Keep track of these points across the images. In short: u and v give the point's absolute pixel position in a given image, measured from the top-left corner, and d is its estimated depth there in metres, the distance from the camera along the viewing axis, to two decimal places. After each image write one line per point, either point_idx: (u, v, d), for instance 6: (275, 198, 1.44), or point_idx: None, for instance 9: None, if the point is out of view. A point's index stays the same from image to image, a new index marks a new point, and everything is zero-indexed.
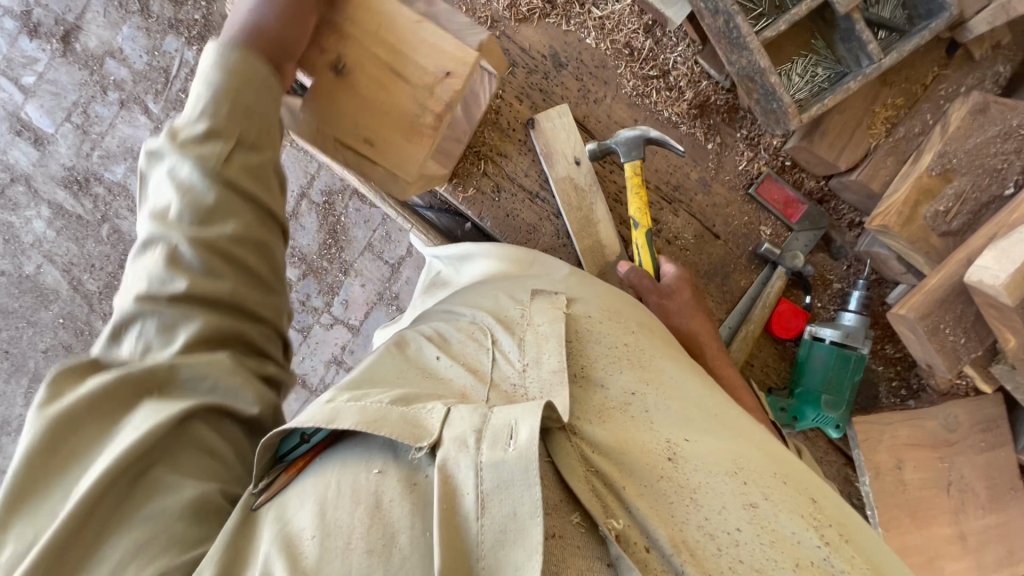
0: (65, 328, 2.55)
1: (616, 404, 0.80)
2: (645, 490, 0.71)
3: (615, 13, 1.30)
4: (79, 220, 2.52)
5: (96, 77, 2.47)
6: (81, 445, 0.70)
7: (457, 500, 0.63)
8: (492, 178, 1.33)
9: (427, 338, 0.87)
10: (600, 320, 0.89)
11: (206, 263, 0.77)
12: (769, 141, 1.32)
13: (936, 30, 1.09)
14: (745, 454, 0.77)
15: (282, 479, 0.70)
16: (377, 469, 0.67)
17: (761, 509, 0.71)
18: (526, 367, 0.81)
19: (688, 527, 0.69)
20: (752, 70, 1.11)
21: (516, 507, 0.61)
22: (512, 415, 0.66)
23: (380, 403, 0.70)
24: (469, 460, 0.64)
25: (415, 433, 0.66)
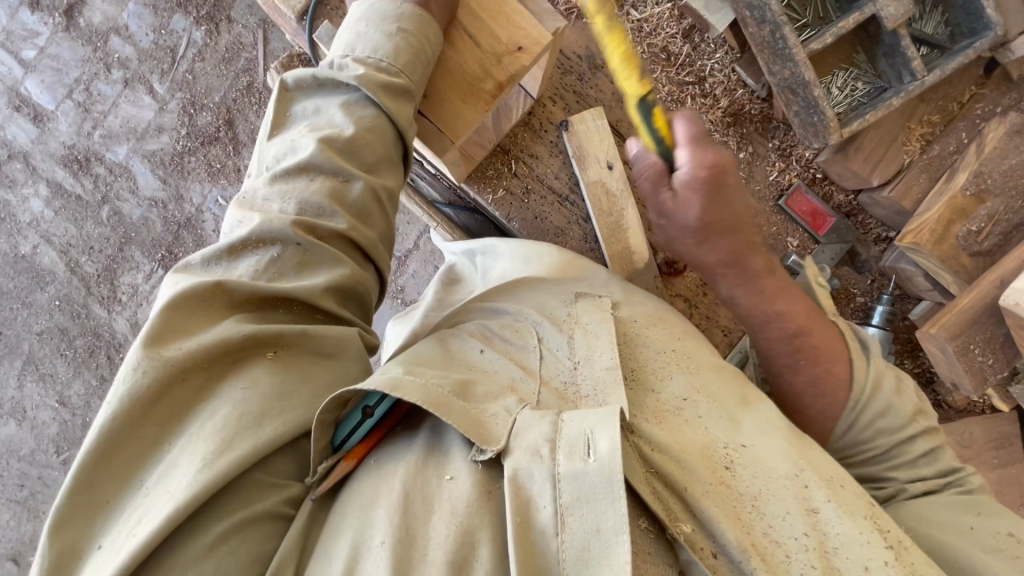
0: (61, 311, 2.49)
1: (669, 410, 0.79)
2: (710, 491, 0.71)
3: (654, 16, 1.29)
4: (78, 200, 2.46)
5: (100, 54, 2.40)
6: (179, 405, 0.66)
7: (531, 515, 0.62)
8: (522, 179, 1.31)
9: (469, 334, 0.85)
10: (647, 326, 0.90)
11: (317, 258, 0.78)
12: (801, 153, 1.31)
13: (979, 50, 1.09)
14: (807, 456, 0.76)
15: (341, 467, 0.69)
16: (448, 476, 0.66)
17: (823, 513, 0.71)
18: (578, 364, 0.80)
19: (755, 530, 0.69)
20: (796, 82, 1.10)
21: (600, 522, 0.60)
22: (586, 424, 0.65)
23: (442, 389, 0.69)
24: (546, 470, 0.63)
25: (483, 434, 0.66)
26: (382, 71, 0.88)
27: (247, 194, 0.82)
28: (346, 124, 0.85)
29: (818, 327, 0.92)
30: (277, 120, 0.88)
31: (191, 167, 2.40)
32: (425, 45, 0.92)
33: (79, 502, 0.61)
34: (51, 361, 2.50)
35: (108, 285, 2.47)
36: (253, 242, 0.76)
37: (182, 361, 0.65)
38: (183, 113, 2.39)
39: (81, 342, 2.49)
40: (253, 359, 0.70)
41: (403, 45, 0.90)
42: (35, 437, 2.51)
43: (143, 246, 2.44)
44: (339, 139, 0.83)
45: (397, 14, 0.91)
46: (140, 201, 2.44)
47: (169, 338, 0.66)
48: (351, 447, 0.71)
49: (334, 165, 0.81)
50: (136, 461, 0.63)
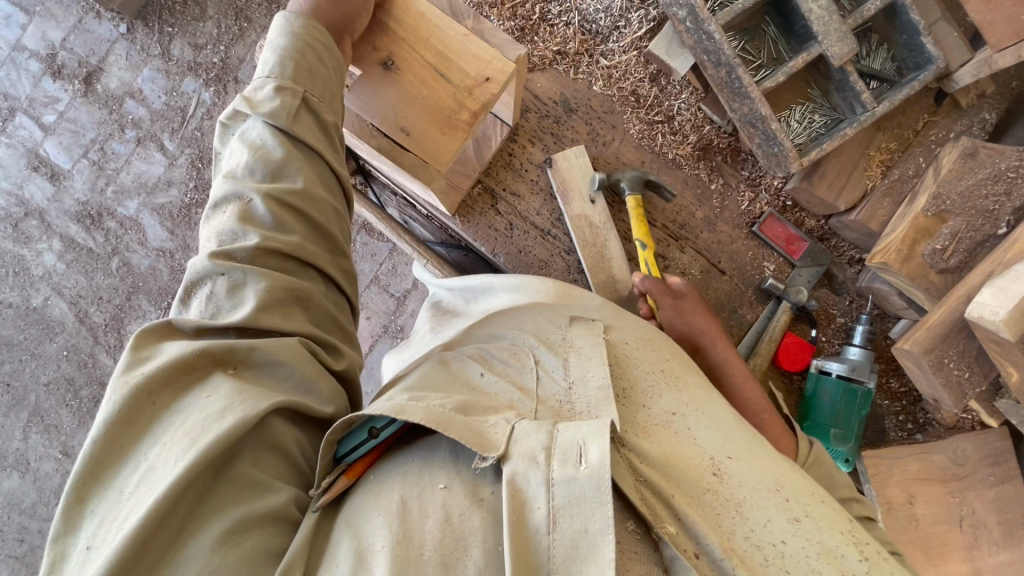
0: (68, 361, 2.55)
1: (658, 425, 0.82)
2: (694, 499, 0.72)
3: (622, 63, 1.38)
4: (89, 253, 2.56)
5: (115, 116, 2.56)
6: (154, 420, 0.70)
7: (525, 515, 0.63)
8: (505, 216, 1.38)
9: (470, 358, 0.89)
10: (638, 347, 0.93)
11: (240, 280, 0.79)
12: (770, 182, 1.38)
13: (925, 81, 1.16)
14: (786, 472, 0.79)
15: (342, 482, 0.73)
16: (442, 484, 0.68)
17: (804, 523, 0.72)
18: (572, 383, 0.83)
19: (736, 534, 0.70)
20: (753, 117, 1.18)
21: (588, 523, 0.62)
22: (579, 435, 0.66)
23: (443, 408, 0.72)
24: (540, 476, 0.64)
25: (482, 441, 0.68)
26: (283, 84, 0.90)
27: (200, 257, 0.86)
28: (247, 159, 0.86)
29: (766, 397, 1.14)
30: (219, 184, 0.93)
31: (198, 218, 2.52)
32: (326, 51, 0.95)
33: (77, 512, 0.66)
34: (56, 411, 2.54)
35: (114, 334, 2.54)
36: (193, 284, 0.79)
37: (148, 378, 0.70)
38: (192, 167, 2.53)
39: (87, 392, 2.54)
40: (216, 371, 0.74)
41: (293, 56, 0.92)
42: (36, 489, 2.52)
43: (150, 295, 2.53)
44: (263, 159, 0.85)
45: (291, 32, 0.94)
46: (148, 252, 2.54)
47: (138, 365, 0.72)
48: (355, 460, 0.74)
49: (235, 189, 0.83)
50: (116, 475, 0.67)
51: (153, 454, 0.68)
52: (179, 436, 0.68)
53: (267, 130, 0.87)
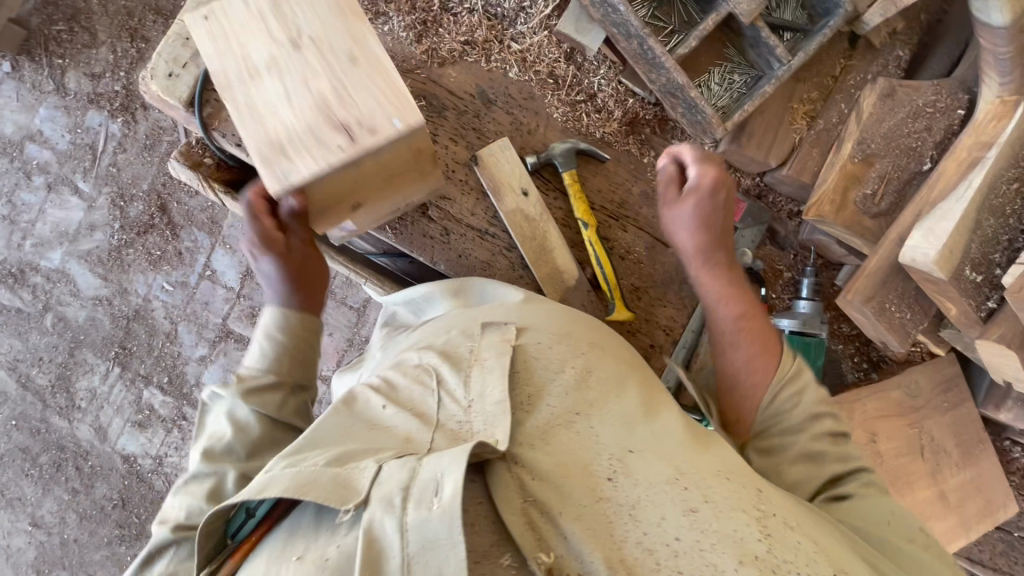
0: (19, 430, 2.40)
1: (560, 425, 0.81)
2: (581, 513, 0.72)
3: (534, 45, 1.32)
4: (19, 313, 2.39)
5: (17, 164, 2.37)
6: None
7: (379, 569, 0.64)
8: (438, 222, 1.33)
9: (373, 390, 0.90)
10: (549, 347, 0.91)
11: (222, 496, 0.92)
12: (700, 149, 1.37)
13: (835, 27, 1.14)
14: (688, 461, 0.78)
15: (230, 564, 0.80)
16: (297, 555, 0.71)
17: (701, 514, 0.71)
18: (471, 402, 0.83)
19: (627, 542, 0.70)
20: (672, 87, 1.15)
21: (442, 568, 0.63)
22: (439, 467, 0.68)
23: (314, 467, 0.74)
24: (394, 521, 0.65)
25: (342, 495, 0.70)
26: (253, 379, 0.99)
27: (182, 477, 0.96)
28: (228, 435, 0.95)
29: (757, 323, 1.03)
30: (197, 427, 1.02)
31: (130, 259, 2.37)
32: (302, 342, 1.04)
33: None
34: (17, 484, 2.40)
35: (63, 393, 2.40)
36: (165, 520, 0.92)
37: None
38: (113, 206, 2.37)
39: (45, 458, 2.40)
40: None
41: (279, 350, 1.02)
42: (12, 566, 2.40)
43: (94, 347, 2.38)
44: (222, 443, 0.95)
45: (274, 326, 1.04)
46: (82, 303, 2.38)
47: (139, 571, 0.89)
48: (243, 538, 0.82)
49: (212, 469, 0.93)
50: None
51: None
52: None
53: (253, 412, 0.97)
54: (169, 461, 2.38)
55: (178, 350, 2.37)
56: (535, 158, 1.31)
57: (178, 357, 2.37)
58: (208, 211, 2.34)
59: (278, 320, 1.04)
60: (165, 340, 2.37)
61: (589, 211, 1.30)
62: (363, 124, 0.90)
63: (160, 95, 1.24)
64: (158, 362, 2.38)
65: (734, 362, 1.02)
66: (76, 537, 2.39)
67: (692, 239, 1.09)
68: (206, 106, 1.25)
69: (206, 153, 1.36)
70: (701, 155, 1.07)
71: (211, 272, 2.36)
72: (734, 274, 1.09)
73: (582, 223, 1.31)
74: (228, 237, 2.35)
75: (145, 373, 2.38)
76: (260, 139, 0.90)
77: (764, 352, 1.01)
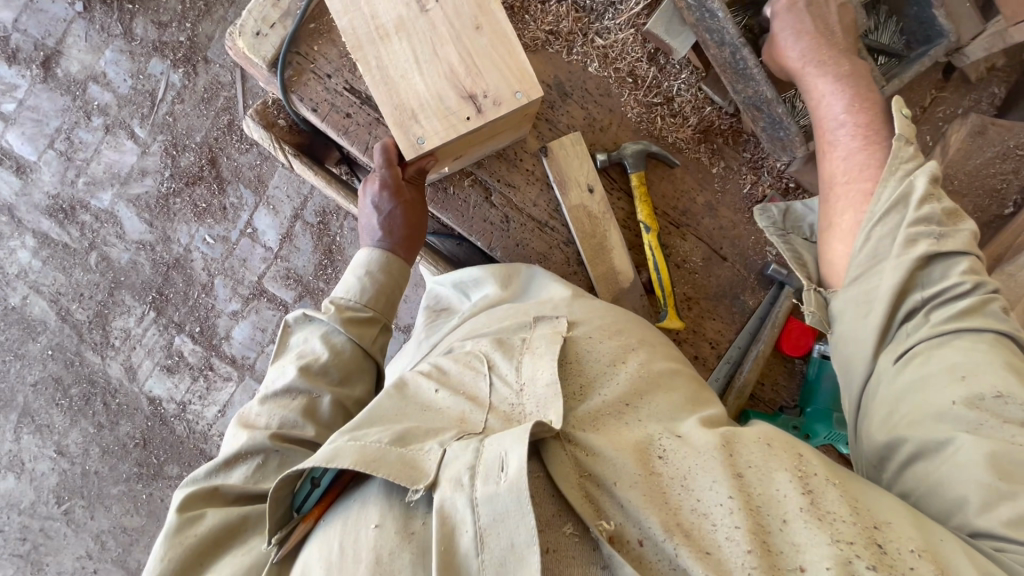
0: (54, 360, 2.49)
1: (609, 413, 0.83)
2: (636, 482, 0.73)
3: (618, 42, 1.31)
4: (66, 248, 2.46)
5: (79, 103, 2.42)
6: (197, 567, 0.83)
7: (454, 541, 0.67)
8: (500, 209, 1.33)
9: (425, 374, 0.93)
10: (598, 341, 0.95)
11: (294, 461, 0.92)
12: (772, 164, 1.34)
13: (935, 57, 1.11)
14: (731, 431, 0.79)
15: (300, 528, 0.81)
16: (374, 524, 0.73)
17: (747, 478, 0.72)
18: (523, 386, 0.86)
19: (682, 510, 0.70)
20: (758, 100, 1.13)
21: (513, 538, 0.65)
22: (502, 446, 0.70)
23: (378, 444, 0.77)
24: (465, 498, 0.68)
25: (410, 474, 0.73)
26: (349, 308, 1.06)
27: (246, 410, 0.99)
28: (322, 356, 1.00)
29: (863, 182, 0.93)
30: (278, 352, 1.06)
31: (177, 208, 2.42)
32: (389, 287, 1.11)
33: None
34: (47, 411, 2.49)
35: (100, 331, 2.47)
36: (242, 454, 0.91)
37: (197, 541, 0.83)
38: (166, 155, 2.41)
39: (76, 390, 2.48)
40: (248, 531, 0.87)
41: (369, 284, 1.10)
42: (34, 489, 2.50)
43: (133, 289, 2.45)
44: (317, 364, 0.99)
45: (367, 259, 1.11)
46: (127, 245, 2.44)
47: (187, 527, 0.84)
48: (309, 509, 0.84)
49: (308, 386, 0.97)
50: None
51: None
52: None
53: (348, 339, 1.03)
54: (192, 409, 2.44)
55: (213, 302, 2.42)
56: (604, 156, 1.30)
57: (212, 309, 2.42)
58: (257, 170, 2.38)
59: (376, 258, 1.11)
60: (201, 291, 2.42)
61: (653, 216, 1.30)
62: (489, 97, 0.97)
63: (244, 52, 1.25)
64: (193, 311, 2.44)
65: (830, 212, 0.97)
66: (96, 469, 2.47)
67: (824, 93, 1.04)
68: (287, 67, 1.27)
69: (281, 114, 1.39)
70: (806, 51, 1.06)
71: (252, 230, 2.40)
72: (863, 125, 0.98)
73: (644, 226, 1.31)
74: (273, 197, 2.39)
75: (179, 320, 2.44)
76: (392, 105, 0.98)
77: (853, 186, 0.94)
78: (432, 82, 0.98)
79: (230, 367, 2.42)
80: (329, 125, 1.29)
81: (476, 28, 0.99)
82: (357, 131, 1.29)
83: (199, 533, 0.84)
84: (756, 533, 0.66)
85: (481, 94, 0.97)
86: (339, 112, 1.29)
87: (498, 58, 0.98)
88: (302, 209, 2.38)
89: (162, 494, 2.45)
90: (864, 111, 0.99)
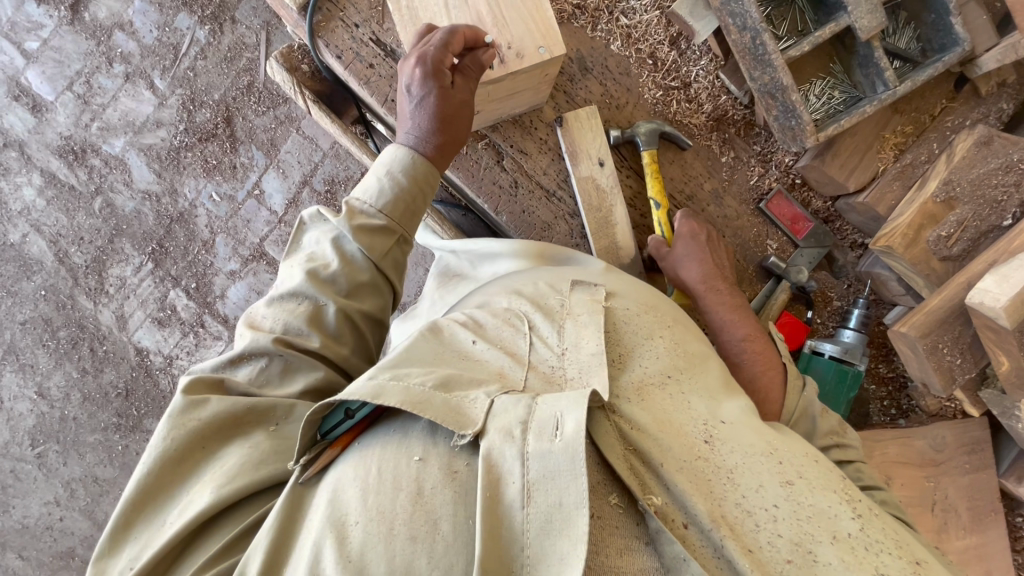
0: (46, 301, 2.48)
1: (653, 384, 0.83)
2: (684, 466, 0.73)
3: (642, 23, 1.33)
4: (71, 190, 2.46)
5: (102, 48, 2.44)
6: (199, 461, 0.82)
7: (501, 489, 0.66)
8: (510, 173, 1.35)
9: (461, 324, 0.91)
10: (636, 313, 0.92)
11: (295, 366, 0.90)
12: (781, 159, 1.36)
13: (948, 63, 1.14)
14: (779, 437, 0.78)
15: (328, 453, 0.77)
16: (418, 457, 0.70)
17: (797, 487, 0.72)
18: (565, 350, 0.85)
19: (726, 503, 0.71)
20: (774, 87, 1.16)
21: (562, 497, 0.64)
22: (558, 407, 0.69)
23: (422, 388, 0.74)
24: (515, 450, 0.67)
25: (459, 419, 0.71)
26: (364, 213, 0.96)
27: (253, 312, 0.95)
28: (333, 263, 0.94)
29: (765, 348, 1.10)
30: (291, 249, 1.00)
31: (188, 162, 2.42)
32: (418, 193, 0.99)
33: (124, 528, 0.78)
34: (32, 351, 2.48)
35: (95, 276, 2.47)
36: (247, 355, 0.89)
37: (199, 431, 0.82)
38: (182, 109, 2.42)
39: (64, 333, 2.47)
40: (251, 427, 0.85)
41: (394, 188, 0.97)
42: (9, 429, 2.47)
43: (134, 238, 2.45)
44: (326, 271, 0.93)
45: (394, 160, 0.97)
46: (133, 194, 2.45)
47: (191, 413, 0.82)
48: (337, 437, 0.78)
49: (315, 292, 0.91)
50: (167, 500, 0.80)
51: (189, 489, 0.80)
52: (217, 473, 0.80)
53: (360, 249, 0.94)
54: (178, 363, 2.43)
55: (212, 260, 2.42)
56: (617, 134, 1.32)
57: (210, 266, 2.42)
58: (271, 133, 2.39)
59: (402, 162, 0.97)
60: (202, 248, 2.42)
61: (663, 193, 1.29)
62: (514, 47, 1.00)
63: None
64: (191, 267, 2.44)
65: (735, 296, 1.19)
66: (75, 415, 2.45)
67: (694, 280, 1.18)
68: (316, 12, 1.29)
69: (304, 60, 1.41)
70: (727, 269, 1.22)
71: (259, 192, 2.41)
72: (722, 293, 1.16)
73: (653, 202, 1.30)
74: (284, 160, 2.40)
75: (176, 274, 2.43)
76: None
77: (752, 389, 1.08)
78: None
79: (221, 325, 2.41)
80: (352, 74, 1.31)
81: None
82: (377, 82, 1.31)
83: (203, 419, 0.82)
84: (797, 543, 0.68)
85: (506, 45, 1.00)
86: (362, 62, 1.31)
87: (527, 11, 1.02)
88: (311, 176, 2.39)
89: (139, 447, 2.44)
90: (713, 269, 1.18)
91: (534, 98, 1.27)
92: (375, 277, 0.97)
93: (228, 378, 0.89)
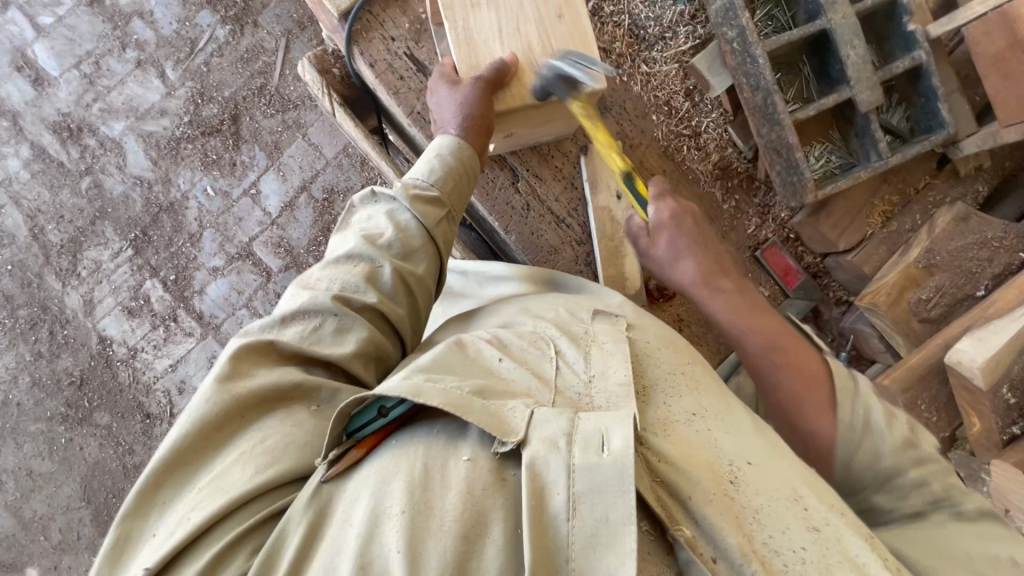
0: (10, 276, 2.37)
1: (679, 421, 0.83)
2: (712, 499, 0.74)
3: (661, 72, 1.43)
4: (60, 167, 2.40)
5: (117, 33, 2.44)
6: (234, 433, 0.78)
7: (545, 498, 0.65)
8: (524, 196, 1.39)
9: (486, 340, 0.91)
10: (656, 352, 0.95)
11: (348, 324, 0.89)
12: (777, 214, 1.43)
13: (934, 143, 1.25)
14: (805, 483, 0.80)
15: (353, 454, 0.74)
16: (467, 457, 0.70)
17: (823, 531, 0.74)
18: (592, 377, 0.84)
19: (755, 539, 0.72)
20: (781, 144, 1.24)
21: (608, 511, 0.64)
22: (602, 424, 0.70)
23: (461, 392, 0.74)
24: (560, 461, 0.67)
25: (502, 426, 0.71)
26: (418, 187, 1.04)
27: (306, 277, 0.97)
28: (391, 233, 0.99)
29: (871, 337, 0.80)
30: (341, 227, 1.06)
31: (186, 153, 2.40)
32: (463, 177, 1.09)
33: (150, 493, 0.74)
34: None
35: (69, 257, 2.38)
36: (303, 313, 0.89)
37: (241, 401, 0.79)
38: (190, 102, 2.42)
39: (24, 312, 2.35)
40: (295, 404, 0.82)
41: (445, 170, 1.07)
42: None
43: (117, 223, 2.38)
44: (382, 238, 0.99)
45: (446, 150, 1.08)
46: (124, 178, 2.40)
47: (236, 379, 0.80)
48: (365, 436, 0.76)
49: (371, 253, 0.96)
50: (198, 469, 0.76)
51: (223, 461, 0.76)
52: (257, 450, 0.76)
53: (414, 218, 1.02)
54: (142, 356, 2.33)
55: (195, 253, 2.36)
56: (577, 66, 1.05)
57: (193, 259, 2.36)
58: (277, 135, 2.40)
59: (450, 145, 1.08)
60: (186, 240, 2.37)
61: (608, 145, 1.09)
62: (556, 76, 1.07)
63: None
64: (172, 258, 2.37)
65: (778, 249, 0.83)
66: (19, 401, 2.30)
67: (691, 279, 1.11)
68: (356, 22, 1.34)
69: (335, 65, 1.45)
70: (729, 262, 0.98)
71: (256, 191, 2.39)
72: None
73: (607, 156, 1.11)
74: (285, 164, 2.40)
75: (156, 264, 2.36)
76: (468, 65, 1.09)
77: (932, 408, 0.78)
78: (509, 51, 1.09)
79: (194, 322, 2.33)
80: (382, 83, 1.35)
81: (558, 16, 1.10)
82: (406, 94, 1.35)
83: (247, 388, 0.79)
84: None
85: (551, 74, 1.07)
86: (393, 74, 1.35)
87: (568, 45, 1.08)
88: (311, 182, 2.40)
89: (84, 442, 2.29)
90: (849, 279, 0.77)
91: (559, 133, 1.33)
92: (427, 247, 1.02)
93: (278, 337, 0.87)
